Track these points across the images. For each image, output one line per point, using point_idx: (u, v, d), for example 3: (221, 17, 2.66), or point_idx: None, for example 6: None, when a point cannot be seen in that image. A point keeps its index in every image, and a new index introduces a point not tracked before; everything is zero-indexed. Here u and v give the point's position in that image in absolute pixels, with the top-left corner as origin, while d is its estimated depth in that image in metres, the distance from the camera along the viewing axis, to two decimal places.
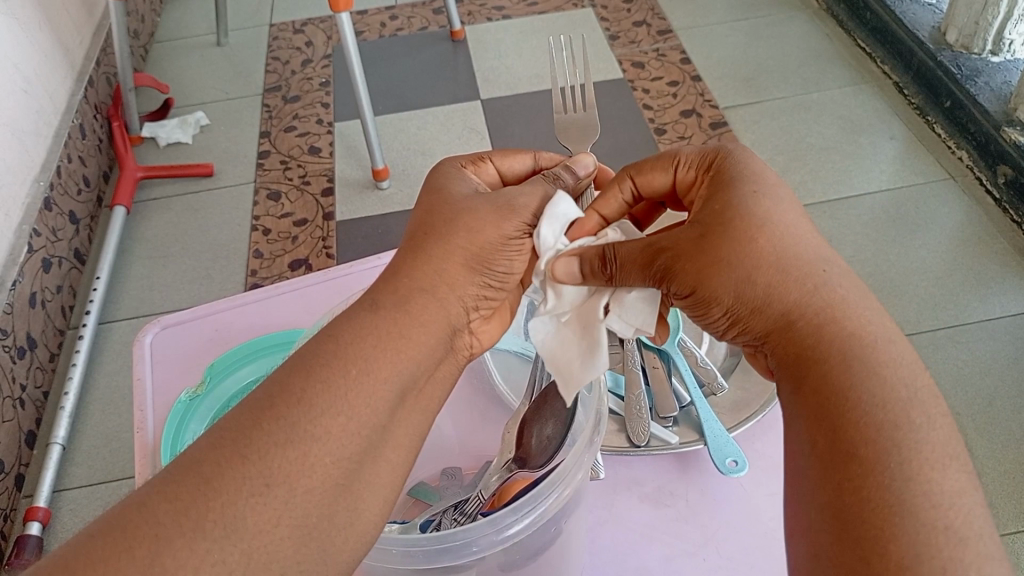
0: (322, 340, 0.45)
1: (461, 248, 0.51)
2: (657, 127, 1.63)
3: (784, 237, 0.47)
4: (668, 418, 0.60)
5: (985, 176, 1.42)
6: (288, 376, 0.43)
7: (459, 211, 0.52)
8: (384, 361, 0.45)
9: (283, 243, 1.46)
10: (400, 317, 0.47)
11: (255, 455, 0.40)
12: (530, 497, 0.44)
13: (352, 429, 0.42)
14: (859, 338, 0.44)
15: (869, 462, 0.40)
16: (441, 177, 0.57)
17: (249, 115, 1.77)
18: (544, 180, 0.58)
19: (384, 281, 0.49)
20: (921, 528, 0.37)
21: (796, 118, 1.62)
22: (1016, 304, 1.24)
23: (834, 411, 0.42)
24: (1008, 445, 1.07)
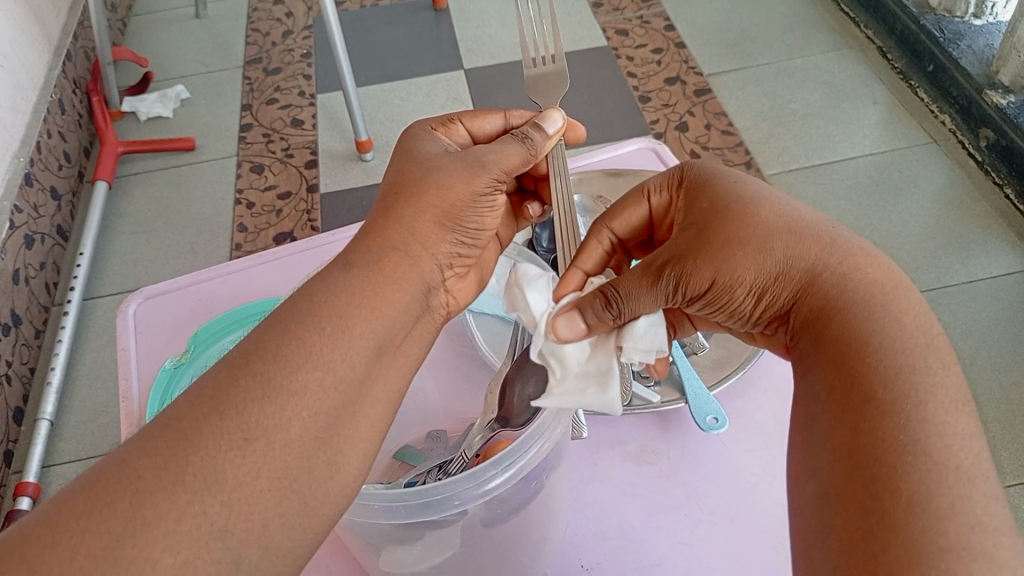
0: (296, 299, 0.46)
1: (430, 208, 0.51)
2: (641, 95, 1.63)
3: (787, 212, 0.49)
4: (650, 377, 0.61)
5: (967, 140, 1.42)
6: (264, 333, 0.43)
7: (424, 170, 0.53)
8: (360, 319, 0.45)
9: (267, 217, 1.46)
10: (375, 278, 0.47)
11: (233, 410, 0.40)
12: (509, 451, 0.45)
13: (328, 383, 0.42)
14: (877, 287, 0.45)
15: (879, 403, 0.40)
16: (410, 139, 0.57)
17: (230, 88, 1.75)
18: (512, 140, 0.56)
19: (356, 243, 0.49)
20: (932, 465, 0.37)
21: (779, 84, 1.61)
22: (997, 266, 1.25)
23: (853, 362, 0.43)
24: (987, 403, 1.09)
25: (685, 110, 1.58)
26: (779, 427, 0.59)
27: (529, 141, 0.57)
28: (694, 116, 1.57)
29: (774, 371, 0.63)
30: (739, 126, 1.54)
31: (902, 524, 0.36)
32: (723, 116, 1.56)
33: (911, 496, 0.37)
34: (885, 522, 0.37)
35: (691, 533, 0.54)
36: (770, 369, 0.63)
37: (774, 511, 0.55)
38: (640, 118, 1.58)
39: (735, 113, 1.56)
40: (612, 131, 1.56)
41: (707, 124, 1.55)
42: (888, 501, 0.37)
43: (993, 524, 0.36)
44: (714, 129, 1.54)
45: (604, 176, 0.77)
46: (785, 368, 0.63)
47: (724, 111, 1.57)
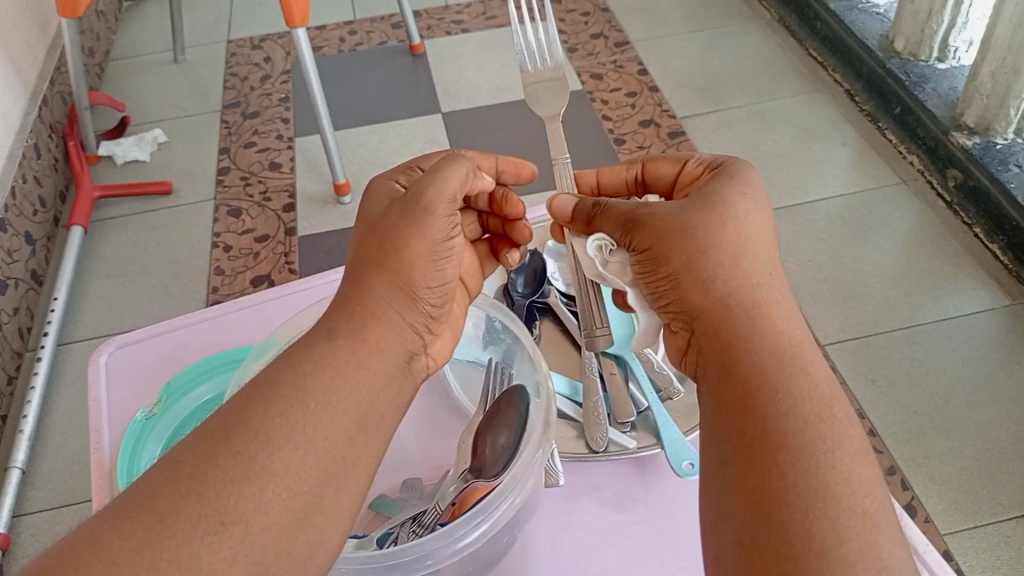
0: (277, 369, 0.45)
1: (391, 272, 0.51)
2: (616, 138, 1.65)
3: (752, 233, 0.52)
4: (626, 423, 0.61)
5: (935, 180, 1.46)
6: (244, 406, 0.43)
7: (380, 227, 0.53)
8: (344, 394, 0.45)
9: (244, 260, 1.45)
10: (359, 351, 0.47)
11: (212, 491, 0.40)
12: (481, 508, 0.46)
13: (310, 462, 0.42)
14: (785, 336, 0.48)
15: (780, 447, 0.43)
16: (375, 194, 0.57)
17: (208, 132, 1.75)
18: (454, 166, 0.55)
19: (336, 311, 0.49)
20: (841, 513, 0.41)
21: (751, 126, 1.65)
22: (968, 304, 1.27)
23: (776, 387, 0.45)
24: (964, 440, 1.10)
25: (660, 152, 1.61)
26: None
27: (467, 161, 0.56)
28: None
29: None
30: None
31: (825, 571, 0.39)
32: None
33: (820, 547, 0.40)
34: (796, 569, 0.39)
35: None
36: None
37: None
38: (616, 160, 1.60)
39: None
40: None
41: None
42: (798, 551, 0.40)
43: (896, 570, 0.39)
44: None
45: None
46: None
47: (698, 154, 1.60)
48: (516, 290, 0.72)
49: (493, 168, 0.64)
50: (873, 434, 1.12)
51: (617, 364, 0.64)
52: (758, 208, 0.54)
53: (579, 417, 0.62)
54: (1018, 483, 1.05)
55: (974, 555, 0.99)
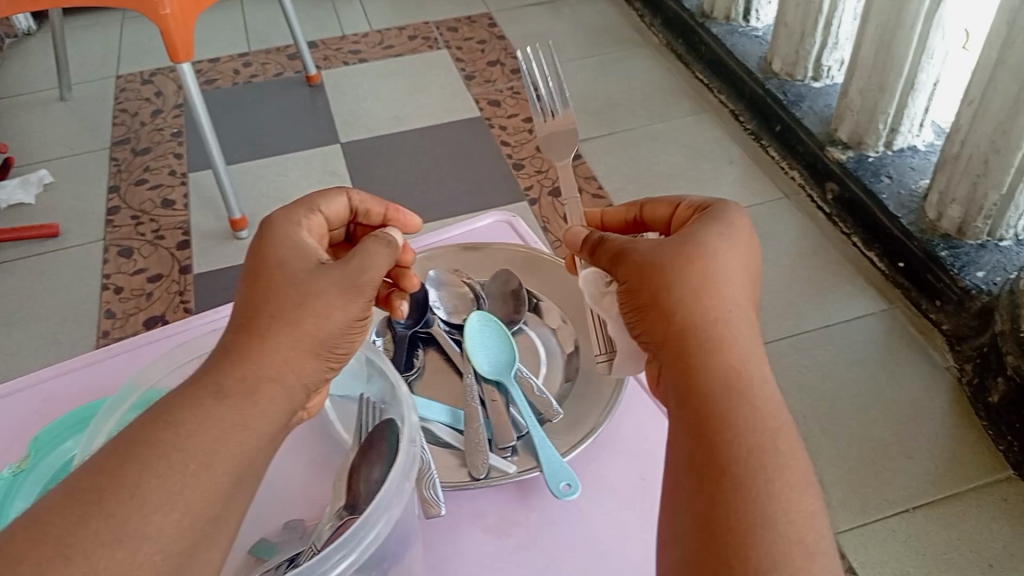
0: (157, 423, 0.42)
1: (306, 336, 0.48)
2: (514, 163, 1.68)
3: (726, 269, 0.52)
4: (507, 448, 0.62)
5: (816, 194, 1.53)
6: (119, 463, 0.40)
7: (297, 288, 0.49)
8: (227, 455, 0.42)
9: (136, 301, 1.41)
10: (246, 409, 0.44)
11: (80, 555, 0.37)
12: (352, 531, 0.43)
13: (186, 521, 0.40)
14: (735, 370, 0.48)
15: (725, 476, 0.44)
16: (279, 237, 0.52)
17: (96, 170, 1.70)
18: (381, 245, 0.53)
19: (226, 361, 0.46)
20: (777, 540, 0.42)
21: (644, 148, 1.70)
22: (850, 310, 1.34)
23: (727, 419, 0.46)
24: (850, 441, 1.15)
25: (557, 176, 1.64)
26: (632, 489, 0.61)
27: (393, 244, 0.54)
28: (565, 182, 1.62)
29: (626, 433, 0.65)
30: (608, 189, 1.60)
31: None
32: (593, 180, 1.62)
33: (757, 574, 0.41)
34: None
35: None
36: (623, 430, 0.65)
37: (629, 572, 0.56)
38: (514, 185, 1.63)
39: (604, 177, 1.63)
40: (488, 199, 1.60)
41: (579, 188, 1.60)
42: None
43: None
44: (585, 192, 1.60)
45: (455, 251, 0.79)
46: (636, 429, 0.65)
47: (594, 176, 1.64)
48: (399, 324, 0.71)
49: (383, 214, 0.62)
50: None
51: (499, 389, 0.65)
52: (736, 245, 0.54)
53: (461, 445, 0.62)
54: (900, 479, 1.11)
55: (863, 552, 1.03)
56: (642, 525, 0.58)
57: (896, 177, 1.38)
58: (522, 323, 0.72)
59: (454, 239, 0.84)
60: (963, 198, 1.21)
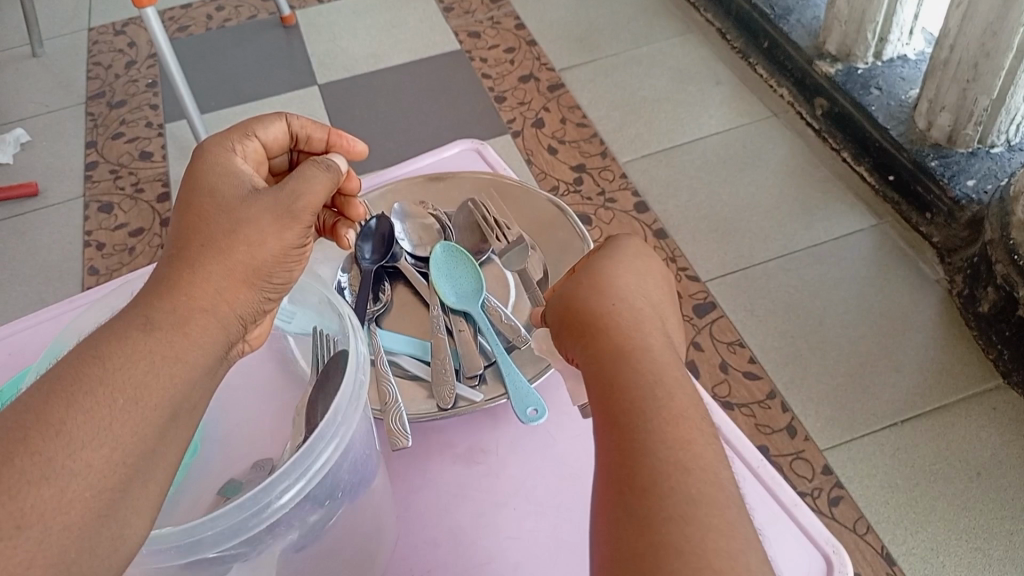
0: (80, 357, 0.38)
1: (241, 263, 0.46)
2: (496, 95, 1.64)
3: (621, 272, 0.50)
4: (475, 377, 0.61)
5: (804, 110, 1.49)
6: (43, 401, 0.35)
7: (227, 212, 0.48)
8: (161, 388, 0.38)
9: (119, 256, 1.39)
10: (177, 340, 0.40)
11: (5, 493, 0.32)
12: (298, 459, 0.41)
13: (119, 453, 0.35)
14: (645, 363, 0.44)
15: (630, 434, 0.41)
16: (210, 163, 0.51)
17: (72, 126, 1.67)
18: (318, 170, 0.53)
19: (157, 297, 0.42)
20: (684, 534, 0.37)
21: (628, 73, 1.65)
22: (840, 228, 1.31)
23: (625, 386, 0.43)
24: (839, 358, 1.14)
25: (540, 107, 1.60)
26: None
27: (331, 168, 0.54)
28: (549, 112, 1.59)
29: None
30: (593, 117, 1.56)
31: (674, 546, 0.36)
32: (577, 109, 1.58)
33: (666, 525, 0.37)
34: None
35: (519, 526, 0.55)
36: None
37: None
38: (496, 118, 1.59)
39: (588, 105, 1.59)
40: (470, 134, 1.57)
41: (563, 118, 1.57)
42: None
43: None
44: (569, 122, 1.56)
45: (418, 182, 0.76)
46: None
47: (578, 104, 1.60)
48: (365, 257, 0.69)
49: (324, 139, 0.62)
50: (754, 361, 1.15)
51: (467, 319, 0.64)
52: (630, 255, 0.52)
53: (428, 376, 0.61)
54: (889, 393, 1.10)
55: (852, 466, 1.03)
56: None
57: (886, 88, 1.34)
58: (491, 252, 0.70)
59: (420, 170, 0.81)
60: (953, 105, 1.17)
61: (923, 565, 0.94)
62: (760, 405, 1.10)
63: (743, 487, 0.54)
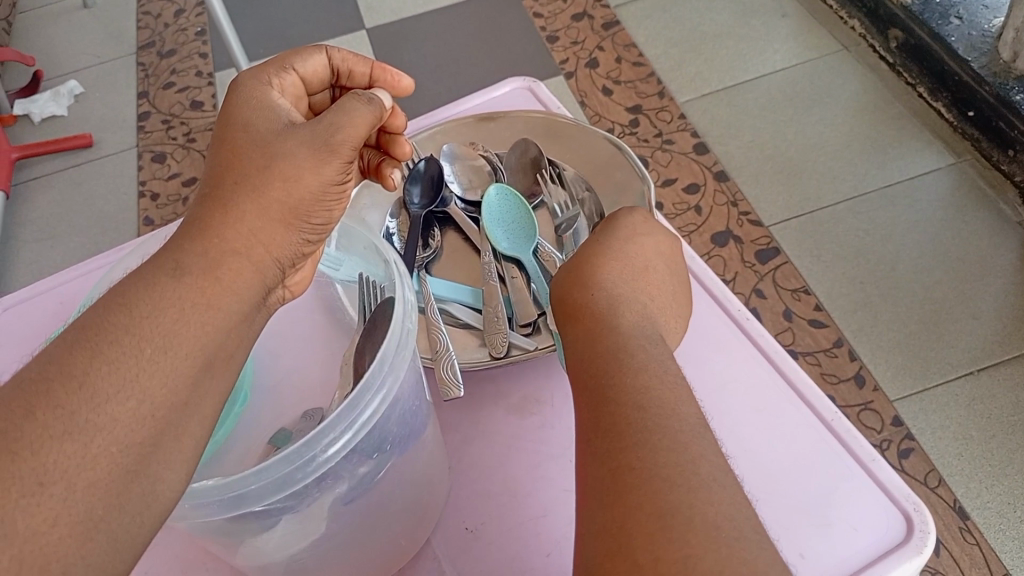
0: (107, 306, 0.36)
1: (275, 204, 0.44)
2: (549, 35, 1.58)
3: (609, 252, 0.48)
4: (529, 325, 0.58)
5: (878, 43, 1.40)
6: (68, 352, 0.34)
7: (261, 148, 0.46)
8: (189, 337, 0.36)
9: (173, 206, 1.40)
10: (208, 287, 0.38)
11: (27, 448, 0.30)
12: (345, 409, 0.40)
13: (146, 406, 0.33)
14: (625, 344, 0.42)
15: (601, 391, 0.39)
16: (245, 96, 0.49)
17: (124, 77, 1.67)
18: (358, 100, 0.50)
19: (187, 241, 0.41)
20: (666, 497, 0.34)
21: (688, 7, 1.58)
22: (914, 168, 1.24)
23: (599, 357, 0.41)
24: (910, 305, 1.09)
25: (594, 46, 1.54)
26: None
27: (374, 101, 0.51)
28: (604, 51, 1.52)
29: None
30: (650, 56, 1.50)
31: (646, 469, 0.35)
32: (633, 48, 1.52)
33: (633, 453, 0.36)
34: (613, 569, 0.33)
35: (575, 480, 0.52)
36: None
37: None
38: (549, 59, 1.54)
39: (645, 43, 1.52)
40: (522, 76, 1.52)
41: (618, 57, 1.50)
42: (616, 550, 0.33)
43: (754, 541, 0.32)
44: (625, 61, 1.50)
45: (472, 121, 0.72)
46: None
47: (634, 43, 1.53)
48: (413, 203, 0.67)
49: (368, 73, 0.59)
50: (820, 309, 1.10)
51: (518, 266, 0.61)
52: (622, 235, 0.49)
53: (480, 324, 0.59)
54: (964, 341, 1.04)
55: (923, 417, 0.99)
56: None
57: (967, 16, 1.24)
58: (543, 197, 0.67)
59: (470, 110, 0.77)
60: None
61: (999, 520, 0.90)
62: (826, 354, 1.05)
63: (740, 477, 0.50)
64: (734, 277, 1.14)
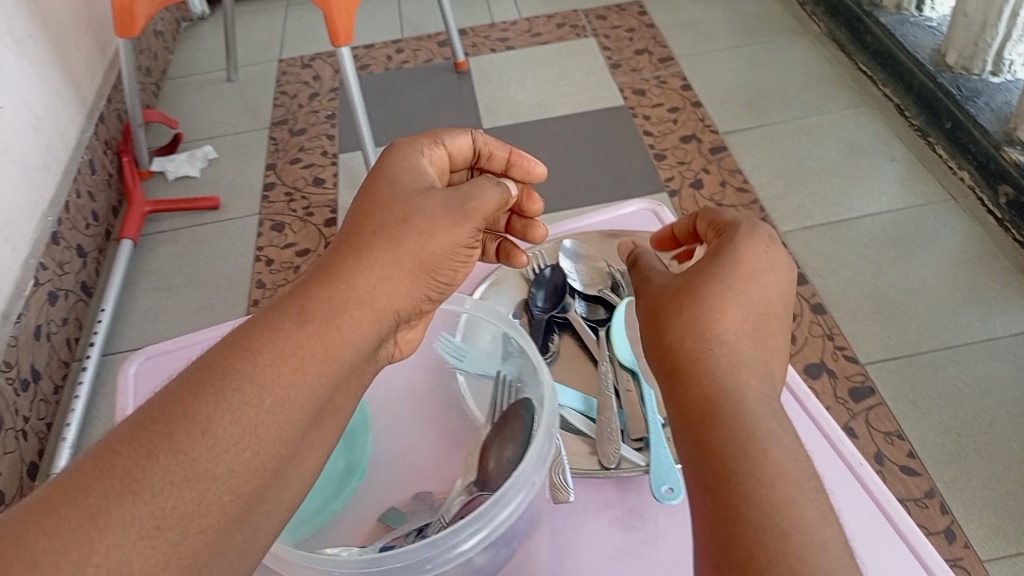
0: (234, 349, 0.42)
1: (404, 258, 0.49)
2: (657, 153, 1.64)
3: (725, 303, 0.49)
4: (640, 440, 0.60)
5: (987, 196, 1.41)
6: (195, 395, 0.40)
7: (405, 207, 0.52)
8: (298, 394, 0.42)
9: (285, 273, 1.48)
10: (328, 337, 0.44)
11: (151, 489, 0.36)
12: (481, 513, 0.44)
13: (251, 459, 0.40)
14: (741, 411, 0.44)
15: (726, 480, 0.42)
16: (399, 160, 0.56)
17: (256, 148, 1.80)
18: (490, 185, 0.56)
19: (313, 287, 0.46)
20: None
21: (795, 141, 1.62)
22: (1019, 324, 1.22)
23: (717, 431, 0.43)
24: (1009, 465, 1.06)
25: (701, 167, 1.59)
26: None
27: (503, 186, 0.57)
28: (710, 174, 1.57)
29: None
30: (755, 183, 1.54)
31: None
32: (739, 174, 1.56)
33: (764, 561, 0.38)
34: None
35: None
36: None
37: None
38: (655, 175, 1.59)
39: (751, 171, 1.57)
40: (628, 189, 1.57)
41: (723, 181, 1.55)
42: None
43: None
44: (730, 186, 1.54)
45: (600, 235, 0.76)
46: None
47: (740, 169, 1.58)
48: (536, 306, 0.71)
49: (506, 157, 0.64)
50: (913, 456, 1.08)
51: (633, 378, 0.64)
52: (739, 272, 0.50)
53: (593, 433, 0.61)
54: None
55: None
56: None
57: None
58: None
59: (596, 224, 0.81)
60: None
61: None
62: (916, 503, 1.03)
63: None
64: (826, 410, 1.13)
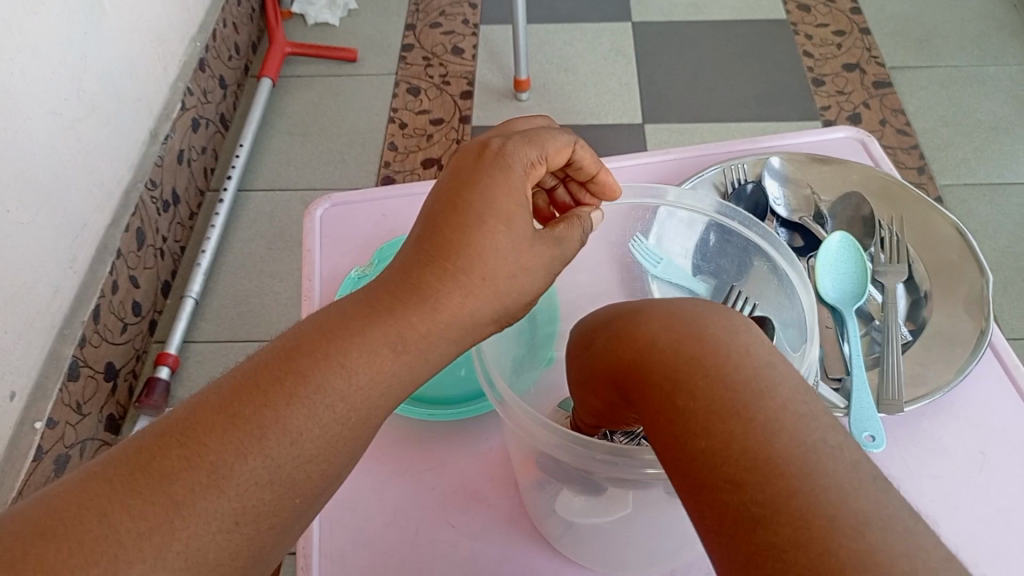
0: (322, 339, 0.36)
1: (500, 279, 0.40)
2: (815, 77, 1.55)
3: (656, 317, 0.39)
4: (837, 379, 0.58)
5: None
6: (281, 381, 0.35)
7: (499, 228, 0.40)
8: (379, 401, 0.36)
9: (418, 140, 1.47)
10: (415, 341, 0.37)
11: (232, 488, 0.33)
12: None
13: (328, 460, 0.35)
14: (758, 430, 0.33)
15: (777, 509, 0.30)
16: (504, 165, 0.43)
17: (396, 5, 1.75)
18: (575, 226, 0.47)
19: (411, 272, 0.39)
20: None
21: (966, 89, 1.51)
22: None
23: (702, 428, 0.34)
24: None
25: (861, 101, 1.50)
26: (970, 460, 0.56)
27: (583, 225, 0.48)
28: (869, 109, 1.48)
29: (972, 399, 0.59)
30: (916, 128, 1.45)
31: None
32: (901, 115, 1.47)
33: None
34: None
35: None
36: (965, 393, 0.60)
37: (954, 542, 0.52)
38: (810, 102, 1.51)
39: (914, 114, 1.47)
40: (780, 111, 1.49)
41: (883, 120, 1.46)
42: None
43: None
44: (889, 126, 1.45)
45: (807, 157, 0.72)
46: (983, 399, 0.59)
47: (902, 110, 1.48)
48: None
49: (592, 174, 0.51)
50: None
51: (834, 316, 0.62)
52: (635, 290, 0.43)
53: None
54: None
55: None
56: (978, 498, 0.54)
57: None
58: (872, 252, 0.65)
59: (799, 146, 0.77)
60: None
61: None
62: None
63: None
64: None
